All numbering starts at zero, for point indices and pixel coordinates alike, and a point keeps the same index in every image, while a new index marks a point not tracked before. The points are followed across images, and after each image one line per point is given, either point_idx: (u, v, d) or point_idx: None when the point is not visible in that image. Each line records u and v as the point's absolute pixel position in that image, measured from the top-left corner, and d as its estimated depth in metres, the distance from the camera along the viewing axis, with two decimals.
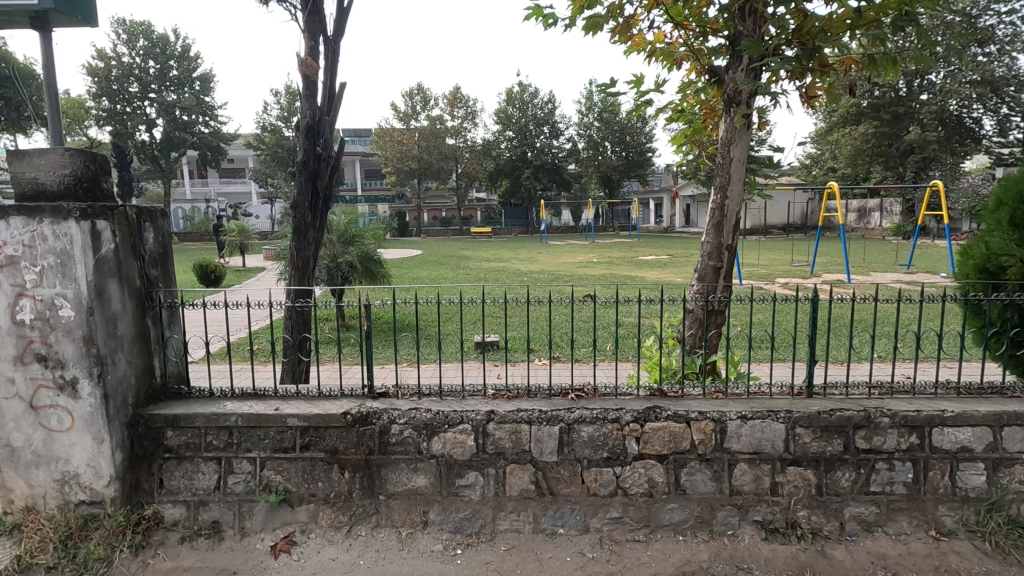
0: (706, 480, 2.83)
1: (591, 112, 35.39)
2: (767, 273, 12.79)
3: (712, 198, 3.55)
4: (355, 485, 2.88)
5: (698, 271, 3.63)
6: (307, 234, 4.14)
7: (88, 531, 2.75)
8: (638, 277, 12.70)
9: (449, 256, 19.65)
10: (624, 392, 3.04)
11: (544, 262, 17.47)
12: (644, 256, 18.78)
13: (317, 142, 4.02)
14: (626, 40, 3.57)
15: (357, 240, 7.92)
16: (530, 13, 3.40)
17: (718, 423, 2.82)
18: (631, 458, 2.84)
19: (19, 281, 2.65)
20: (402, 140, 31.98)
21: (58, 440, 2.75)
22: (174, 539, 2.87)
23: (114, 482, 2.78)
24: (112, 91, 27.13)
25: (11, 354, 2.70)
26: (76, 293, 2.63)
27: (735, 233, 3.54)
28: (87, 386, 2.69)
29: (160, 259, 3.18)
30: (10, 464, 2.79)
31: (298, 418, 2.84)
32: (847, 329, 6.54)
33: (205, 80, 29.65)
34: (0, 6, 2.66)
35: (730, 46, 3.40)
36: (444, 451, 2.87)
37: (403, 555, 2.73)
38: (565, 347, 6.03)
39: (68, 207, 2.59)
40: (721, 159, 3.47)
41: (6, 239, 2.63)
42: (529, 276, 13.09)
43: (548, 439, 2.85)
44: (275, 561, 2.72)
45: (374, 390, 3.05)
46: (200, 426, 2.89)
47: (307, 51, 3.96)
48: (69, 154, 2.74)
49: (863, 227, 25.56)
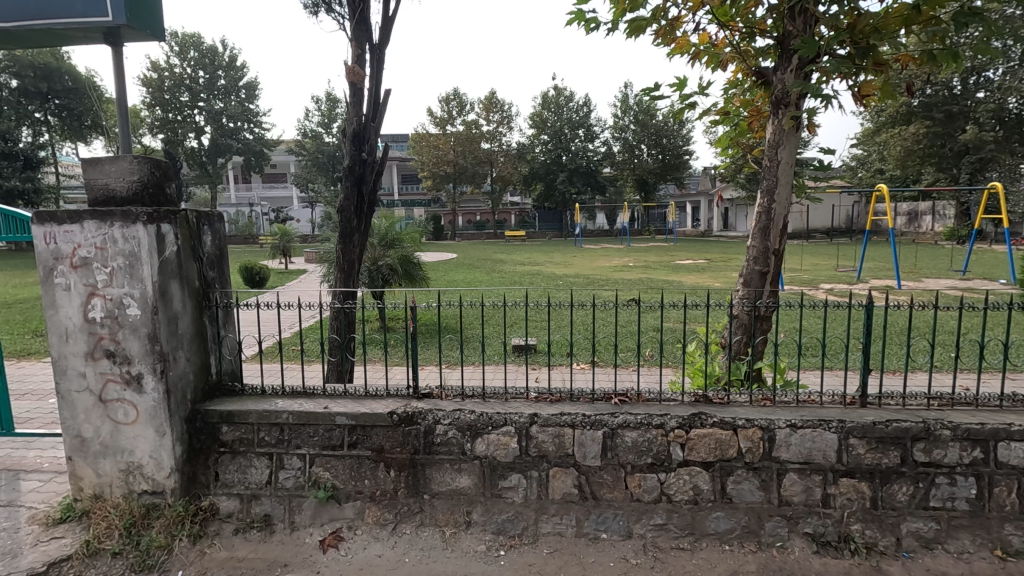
0: (754, 489, 2.78)
1: (626, 114, 35.09)
2: (810, 278, 12.51)
3: (758, 201, 3.48)
4: (400, 483, 2.94)
5: (743, 275, 3.56)
6: (352, 237, 4.25)
7: (150, 520, 2.90)
8: (676, 281, 12.57)
9: (484, 259, 19.92)
10: (668, 398, 3.01)
11: (579, 266, 17.26)
12: (682, 260, 18.53)
13: (362, 148, 4.12)
14: (668, 42, 3.54)
15: (397, 243, 8.08)
16: (572, 18, 3.42)
17: (767, 430, 2.76)
18: (676, 464, 2.81)
19: (91, 281, 2.81)
20: (438, 145, 32.31)
21: (124, 433, 2.91)
22: (229, 530, 2.98)
23: (174, 473, 2.92)
24: (165, 100, 28.42)
25: (83, 350, 2.87)
26: (142, 292, 2.78)
27: (782, 237, 3.45)
28: (151, 381, 2.84)
29: (217, 261, 3.31)
30: (80, 453, 2.96)
31: (346, 416, 2.92)
32: (902, 337, 6.35)
33: (251, 88, 30.77)
34: (78, 24, 2.85)
35: (778, 47, 3.34)
36: (488, 452, 2.90)
37: (447, 554, 2.76)
38: (608, 351, 6.06)
39: (137, 211, 2.74)
40: (768, 162, 3.40)
41: (80, 242, 2.80)
42: (565, 280, 13.17)
43: (591, 443, 2.84)
44: (324, 556, 2.79)
45: (419, 391, 3.11)
46: (253, 422, 3.00)
47: (355, 60, 4.08)
48: (137, 161, 2.90)
49: (913, 231, 24.53)
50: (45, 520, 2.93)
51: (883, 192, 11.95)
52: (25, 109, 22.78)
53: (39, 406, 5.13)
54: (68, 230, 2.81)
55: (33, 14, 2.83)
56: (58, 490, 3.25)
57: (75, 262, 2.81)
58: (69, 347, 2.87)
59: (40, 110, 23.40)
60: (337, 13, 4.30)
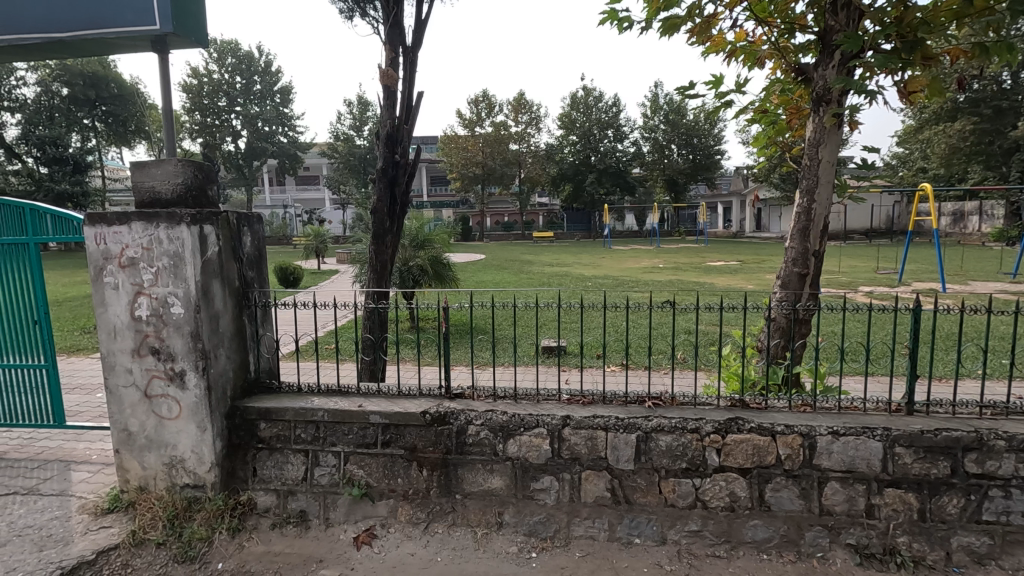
0: (793, 497, 2.70)
1: (656, 114, 34.68)
2: (849, 280, 12.14)
3: (798, 201, 3.38)
4: (433, 482, 2.95)
5: (781, 277, 3.47)
6: (384, 238, 4.31)
7: (192, 513, 3.00)
8: (708, 283, 12.36)
9: (512, 260, 19.93)
10: (703, 402, 2.96)
11: (608, 267, 17.14)
12: (713, 262, 18.24)
13: (395, 149, 4.16)
14: (703, 41, 3.48)
15: (427, 243, 8.17)
16: (605, 17, 3.38)
17: (807, 437, 2.67)
18: (711, 470, 2.75)
19: (138, 281, 2.91)
20: (467, 146, 32.47)
21: (168, 427, 3.01)
22: (266, 525, 3.05)
23: (214, 468, 3.01)
24: (204, 105, 29.35)
25: (129, 347, 2.98)
26: (185, 291, 2.87)
27: (822, 238, 3.34)
28: (193, 378, 2.92)
29: (256, 261, 3.38)
30: (126, 446, 3.08)
31: (380, 415, 2.96)
32: (951, 343, 6.09)
33: (286, 93, 31.55)
34: (126, 33, 2.95)
35: (820, 42, 3.24)
36: (520, 454, 2.89)
37: (479, 554, 2.77)
38: (641, 354, 6.01)
39: (182, 213, 2.83)
40: (808, 161, 3.30)
41: (128, 243, 2.91)
42: (595, 281, 13.10)
43: (625, 446, 2.81)
44: (357, 553, 2.83)
45: (451, 391, 3.13)
46: (289, 419, 3.06)
47: (388, 63, 4.14)
48: (181, 165, 2.99)
49: (959, 232, 23.56)
50: (94, 509, 3.05)
51: (927, 192, 11.50)
52: (74, 116, 23.87)
53: (88, 400, 5.36)
54: (117, 231, 2.92)
55: (87, 25, 2.97)
56: (106, 481, 3.38)
57: (123, 262, 2.92)
58: (117, 343, 2.99)
59: (88, 117, 24.48)
60: (372, 17, 4.38)
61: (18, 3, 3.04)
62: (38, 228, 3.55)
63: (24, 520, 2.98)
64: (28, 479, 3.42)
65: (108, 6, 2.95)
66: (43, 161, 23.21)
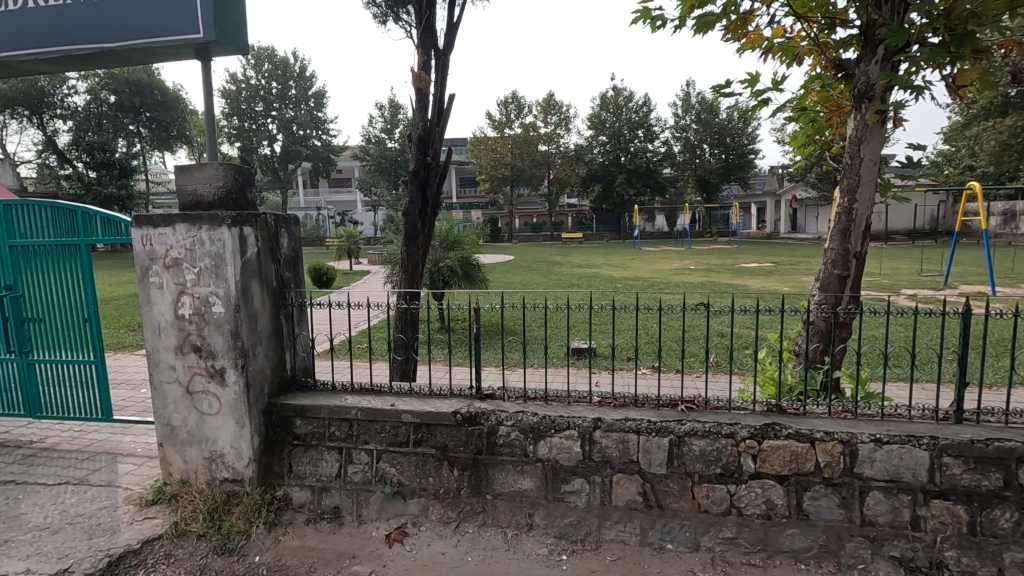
0: (833, 507, 2.62)
1: (688, 113, 34.20)
2: (891, 283, 11.71)
3: (838, 201, 3.28)
4: (463, 483, 2.97)
5: (821, 279, 3.36)
6: (416, 240, 4.36)
7: (231, 506, 3.09)
8: (741, 285, 12.12)
9: (540, 261, 19.85)
10: (738, 407, 2.89)
11: (638, 269, 16.95)
12: (747, 263, 17.86)
13: (427, 152, 4.20)
14: (739, 38, 3.41)
15: (457, 244, 8.23)
16: (637, 16, 3.34)
17: (848, 445, 2.59)
18: (747, 476, 2.69)
19: (181, 281, 3.01)
20: (496, 148, 32.56)
21: (208, 423, 3.11)
22: (301, 520, 3.11)
23: (252, 463, 3.09)
24: (241, 110, 30.23)
25: (173, 345, 3.08)
26: (226, 291, 2.95)
27: (864, 239, 3.23)
28: (232, 374, 3.01)
29: (293, 262, 3.46)
30: (169, 440, 3.19)
31: (412, 414, 2.99)
32: (1004, 349, 5.81)
33: (319, 97, 32.24)
34: (171, 41, 3.06)
35: (862, 37, 3.14)
36: (551, 455, 2.88)
37: (509, 555, 2.77)
38: (674, 357, 5.92)
39: (223, 215, 2.92)
40: (849, 159, 3.20)
41: (172, 244, 3.01)
42: (624, 282, 12.99)
43: (657, 450, 2.77)
44: (389, 550, 2.86)
45: (482, 391, 3.14)
46: (324, 417, 3.12)
47: (421, 66, 4.19)
48: (222, 168, 3.08)
49: (1010, 233, 22.45)
50: (139, 500, 3.18)
51: (975, 191, 11.01)
52: (121, 122, 24.92)
53: (133, 395, 5.58)
54: (162, 232, 3.03)
55: (137, 34, 3.09)
56: (150, 473, 3.50)
57: (168, 262, 3.03)
58: (161, 341, 3.10)
59: (133, 123, 25.51)
60: (405, 21, 4.45)
61: (72, 12, 3.17)
62: (89, 230, 3.71)
63: (75, 509, 3.12)
64: (80, 469, 3.58)
65: (156, 15, 3.06)
66: (92, 166, 24.33)
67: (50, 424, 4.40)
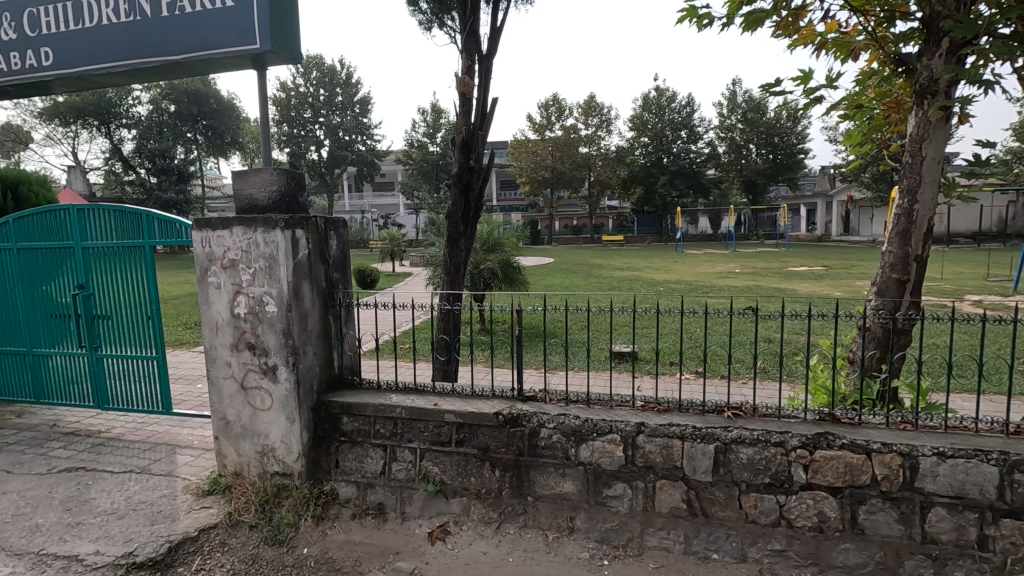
0: (891, 522, 2.51)
1: (733, 113, 33.37)
2: (953, 288, 11.12)
3: (897, 202, 3.12)
4: (505, 483, 2.98)
5: (878, 283, 3.21)
6: (458, 243, 4.41)
7: (281, 499, 3.20)
8: (790, 290, 11.72)
9: (581, 263, 19.75)
10: (789, 415, 2.80)
11: (681, 272, 16.67)
12: (795, 266, 17.28)
13: (470, 155, 4.25)
14: (791, 34, 3.30)
15: (498, 247, 8.30)
16: (683, 15, 3.28)
17: (908, 457, 2.46)
18: (798, 487, 2.60)
19: (237, 281, 3.15)
20: (536, 150, 32.56)
21: (261, 418, 3.23)
22: (347, 515, 3.19)
23: (301, 458, 3.20)
24: (291, 117, 31.31)
25: (229, 342, 3.22)
26: (278, 291, 3.07)
27: (926, 242, 3.07)
28: (284, 371, 3.12)
29: (341, 264, 3.55)
30: (225, 434, 3.34)
31: (455, 414, 3.02)
32: None
33: (365, 103, 33.09)
34: (231, 53, 3.21)
35: (924, 30, 2.99)
36: (593, 459, 2.86)
37: (551, 558, 2.76)
38: (720, 362, 5.79)
39: (276, 218, 3.04)
40: (909, 158, 3.05)
41: (230, 246, 3.15)
42: (666, 285, 12.80)
43: (702, 457, 2.71)
44: (432, 548, 2.91)
45: (523, 393, 3.15)
46: (370, 414, 3.19)
47: (465, 71, 4.24)
48: (276, 173, 3.21)
49: None
50: (196, 490, 3.33)
51: None
52: (180, 130, 26.25)
53: (191, 390, 5.86)
54: (220, 234, 3.17)
55: (199, 46, 3.26)
56: (206, 465, 3.67)
57: (225, 262, 3.17)
58: (218, 338, 3.25)
59: (191, 131, 26.82)
60: (449, 28, 4.53)
61: (140, 29, 3.37)
62: (152, 232, 3.93)
63: (139, 496, 3.31)
64: (142, 459, 3.79)
65: (216, 28, 3.22)
66: (153, 172, 25.69)
67: (116, 416, 4.68)
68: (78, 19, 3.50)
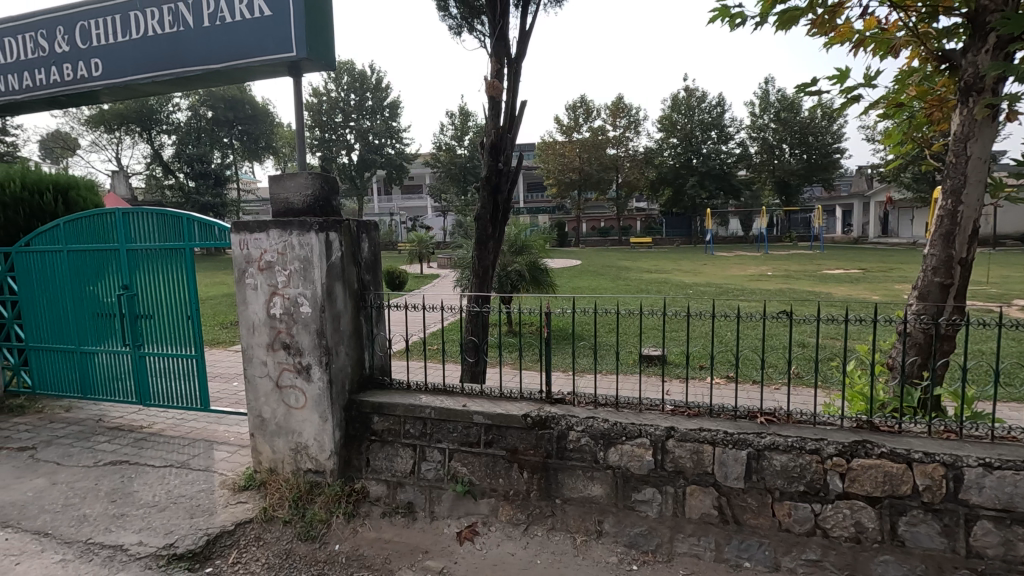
0: (933, 534, 2.42)
1: (766, 113, 32.71)
2: (999, 292, 10.68)
3: (940, 204, 3.02)
4: (533, 485, 2.99)
5: (919, 287, 3.11)
6: (487, 245, 4.44)
7: (314, 496, 3.27)
8: (825, 293, 11.44)
9: (609, 265, 19.64)
10: (824, 422, 2.73)
11: (711, 275, 16.41)
12: (831, 269, 16.83)
13: (499, 158, 4.27)
14: (826, 32, 3.23)
15: (525, 249, 8.32)
16: (716, 14, 3.22)
17: (952, 468, 2.38)
18: (834, 495, 2.54)
19: (274, 282, 3.24)
20: (564, 152, 32.48)
21: (295, 416, 3.31)
22: (377, 513, 3.23)
23: (333, 456, 3.27)
24: (322, 121, 31.97)
25: (265, 342, 3.32)
26: (313, 292, 3.14)
27: (971, 244, 2.95)
28: (317, 371, 3.19)
29: (373, 266, 3.61)
30: (260, 431, 3.43)
31: (483, 416, 3.04)
32: None
33: (394, 107, 33.57)
34: (269, 60, 3.30)
35: (968, 26, 2.89)
36: (622, 463, 2.84)
37: (579, 561, 2.75)
38: (752, 367, 5.69)
39: (311, 221, 3.11)
40: (953, 158, 2.95)
41: (266, 248, 3.24)
42: (695, 288, 12.63)
43: (733, 463, 2.67)
44: (460, 548, 2.93)
45: (552, 396, 3.15)
46: (400, 414, 3.24)
47: (494, 74, 4.28)
48: (311, 177, 3.29)
49: None
50: (232, 486, 3.43)
51: None
52: (217, 136, 27.09)
53: (227, 388, 6.04)
54: (257, 237, 3.27)
55: (239, 55, 3.37)
56: (242, 461, 3.78)
57: (262, 264, 3.26)
58: (255, 338, 3.34)
59: (228, 136, 27.65)
60: (479, 32, 4.57)
61: (183, 39, 3.51)
62: (192, 234, 4.06)
63: (179, 489, 3.42)
64: (182, 454, 3.93)
65: (255, 37, 3.33)
66: (191, 176, 26.56)
67: (157, 411, 4.85)
68: (125, 32, 3.66)
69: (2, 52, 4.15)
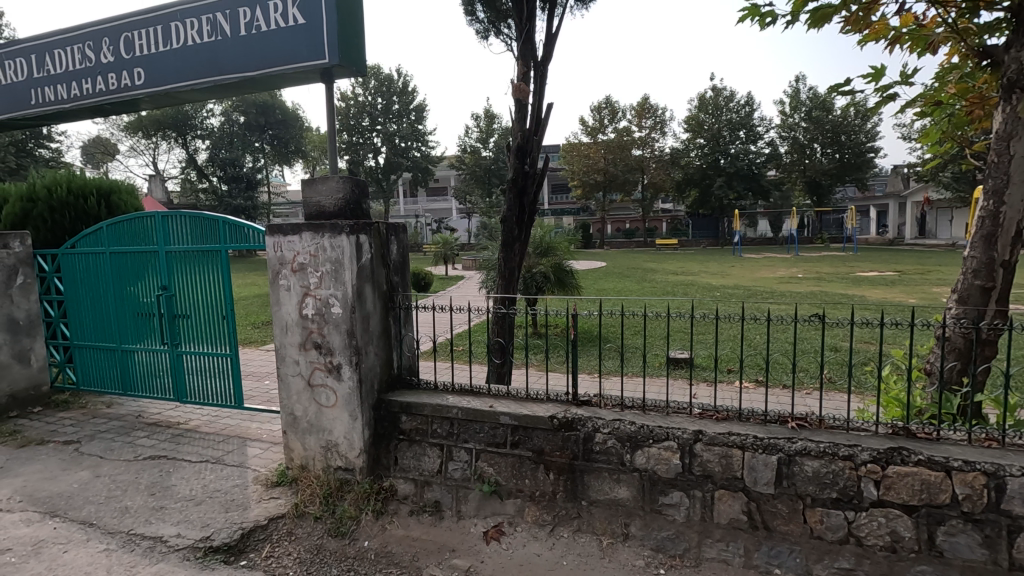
0: (973, 545, 2.35)
1: (796, 111, 32.05)
2: None
3: (981, 204, 2.92)
4: (559, 487, 3.00)
5: (959, 290, 3.02)
6: (513, 247, 4.45)
7: (344, 493, 3.33)
8: (858, 296, 11.18)
9: (635, 267, 19.47)
10: (858, 428, 2.67)
11: (740, 276, 16.15)
12: (865, 271, 16.41)
13: (525, 160, 4.30)
14: (860, 29, 3.16)
15: (550, 251, 8.31)
16: (745, 14, 3.19)
17: (994, 477, 2.31)
18: (868, 503, 2.48)
19: (306, 283, 3.32)
20: (589, 154, 32.32)
21: (326, 415, 3.39)
22: (405, 511, 3.28)
23: (362, 454, 3.33)
24: (350, 125, 32.49)
25: (297, 341, 3.40)
26: (343, 293, 3.21)
27: (1014, 246, 2.86)
28: (347, 370, 3.26)
29: (401, 267, 3.66)
30: (292, 428, 3.52)
31: (510, 417, 3.07)
32: None
33: (420, 110, 33.92)
34: (302, 66, 3.39)
35: (1011, 20, 2.80)
36: (649, 466, 2.82)
37: (606, 563, 2.75)
38: (783, 371, 5.60)
39: (343, 224, 3.18)
40: (995, 158, 2.86)
41: (299, 250, 3.33)
42: (723, 290, 12.45)
43: (763, 468, 2.63)
44: (487, 547, 2.95)
45: (578, 398, 3.15)
46: (427, 414, 3.28)
47: (521, 77, 4.31)
48: (342, 181, 3.37)
49: None
50: (265, 482, 3.53)
51: None
52: (248, 140, 27.76)
53: (259, 386, 6.20)
54: (290, 240, 3.35)
55: (273, 62, 3.48)
56: (273, 458, 3.87)
57: (295, 266, 3.35)
58: (287, 338, 3.43)
59: (259, 140, 28.33)
60: (506, 35, 4.61)
61: (220, 48, 3.62)
62: (227, 237, 4.19)
63: (215, 484, 3.54)
64: (217, 450, 4.05)
65: (288, 44, 3.42)
66: (224, 179, 27.21)
67: (192, 408, 5.00)
68: (166, 42, 3.81)
69: (52, 63, 4.35)
